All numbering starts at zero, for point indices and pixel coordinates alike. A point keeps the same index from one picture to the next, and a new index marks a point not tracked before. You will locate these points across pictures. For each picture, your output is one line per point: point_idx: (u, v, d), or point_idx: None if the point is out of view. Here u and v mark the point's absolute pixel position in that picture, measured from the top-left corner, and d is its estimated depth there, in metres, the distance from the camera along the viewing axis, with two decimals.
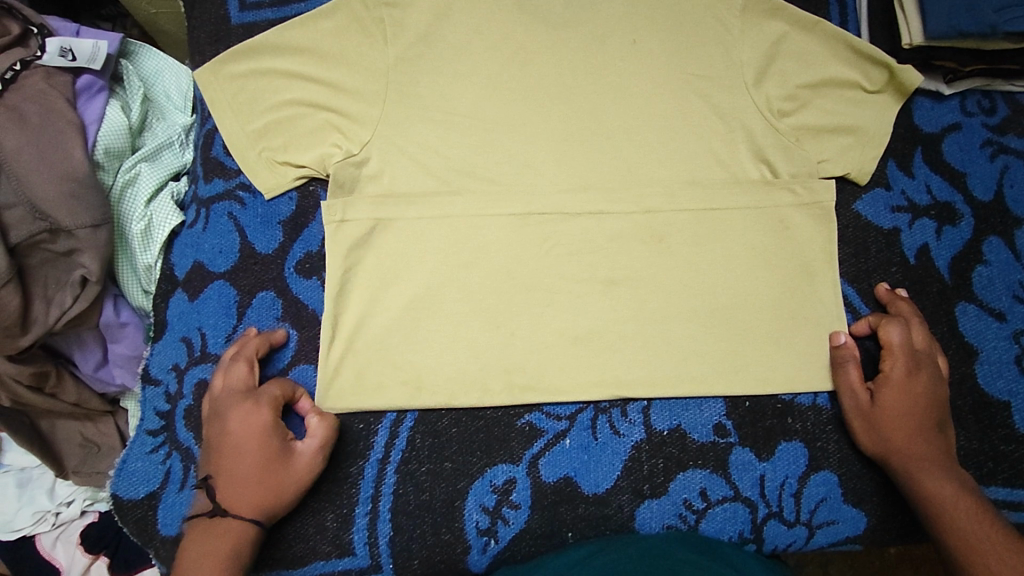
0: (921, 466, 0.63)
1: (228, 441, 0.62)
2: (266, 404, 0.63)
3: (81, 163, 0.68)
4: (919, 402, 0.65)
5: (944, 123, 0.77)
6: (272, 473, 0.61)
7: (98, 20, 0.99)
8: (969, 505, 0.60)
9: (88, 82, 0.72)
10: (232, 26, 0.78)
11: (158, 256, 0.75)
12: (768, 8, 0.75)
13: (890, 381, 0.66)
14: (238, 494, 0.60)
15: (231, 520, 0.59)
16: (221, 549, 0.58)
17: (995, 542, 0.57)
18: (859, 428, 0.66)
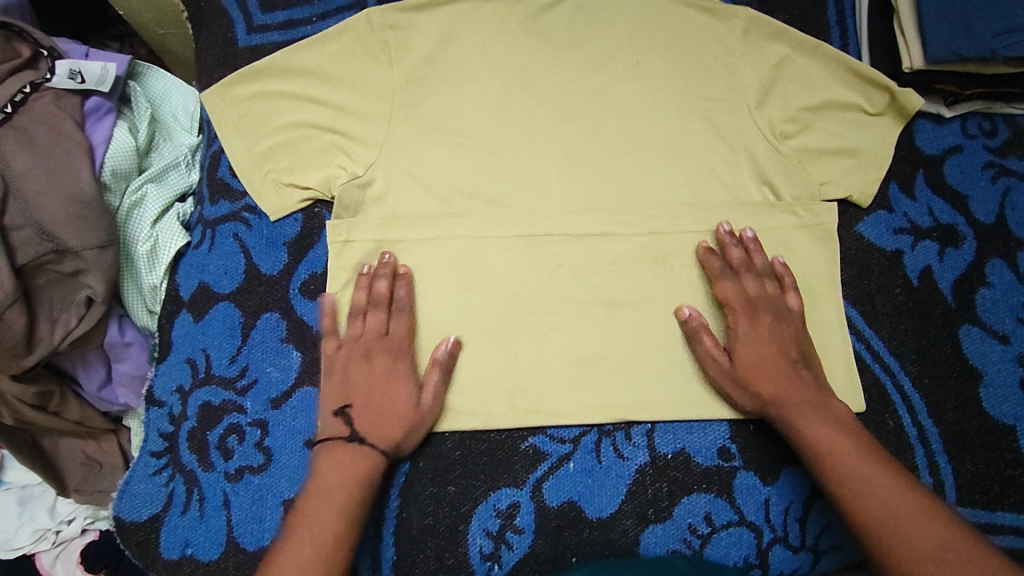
0: (793, 409, 0.64)
1: (368, 378, 0.65)
2: (407, 351, 0.67)
3: (89, 186, 0.68)
4: (773, 347, 0.67)
5: (946, 145, 0.77)
6: (409, 418, 0.65)
7: (106, 39, 1.03)
8: (864, 464, 0.59)
9: (97, 104, 0.73)
10: (239, 48, 0.79)
11: (164, 277, 0.75)
12: (769, 31, 0.77)
13: (738, 335, 0.67)
14: (375, 430, 0.64)
15: (366, 449, 0.63)
16: (359, 475, 0.62)
17: (860, 474, 0.59)
18: (731, 390, 0.67)
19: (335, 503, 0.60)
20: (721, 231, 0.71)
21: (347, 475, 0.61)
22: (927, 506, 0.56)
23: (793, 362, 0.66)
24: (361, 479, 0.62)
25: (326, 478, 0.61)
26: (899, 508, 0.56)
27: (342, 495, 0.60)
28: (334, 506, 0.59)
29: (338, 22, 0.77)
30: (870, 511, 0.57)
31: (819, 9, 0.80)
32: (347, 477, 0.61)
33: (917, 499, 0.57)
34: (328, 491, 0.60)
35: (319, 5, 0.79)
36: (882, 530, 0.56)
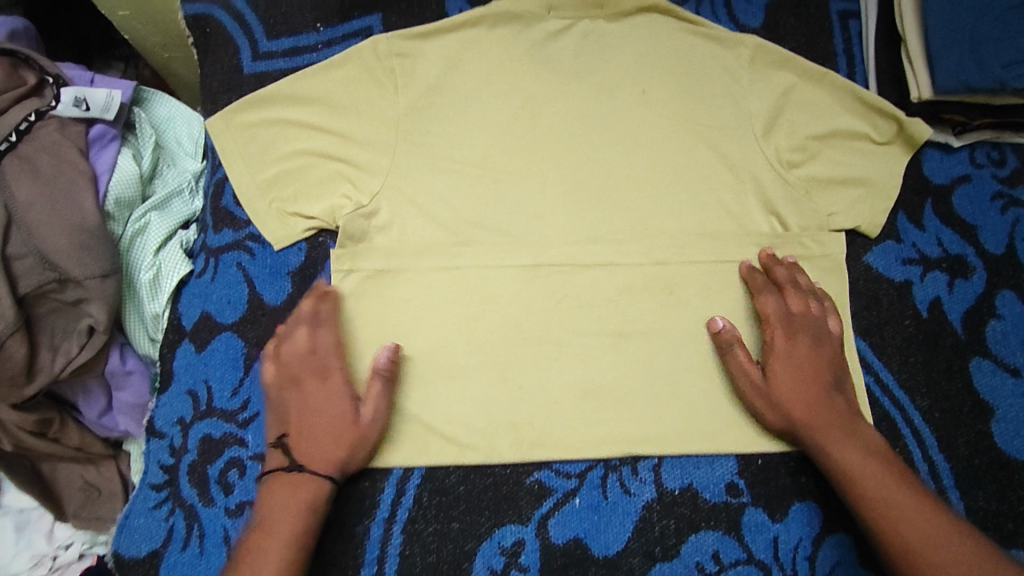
0: (826, 433, 0.64)
1: (298, 402, 0.64)
2: (336, 364, 0.66)
3: (93, 215, 0.68)
4: (811, 369, 0.66)
5: (954, 175, 0.77)
6: (347, 432, 0.64)
7: (110, 59, 1.04)
8: (896, 490, 0.60)
9: (101, 131, 0.73)
10: (244, 75, 0.79)
11: (167, 305, 0.74)
12: (776, 59, 0.76)
13: (775, 351, 0.67)
14: (311, 454, 0.62)
15: (307, 475, 0.62)
16: (300, 502, 0.61)
17: (899, 504, 0.59)
18: (762, 406, 0.66)
19: (279, 532, 0.59)
20: (767, 255, 0.72)
21: (288, 501, 0.61)
22: (960, 537, 0.57)
23: (828, 383, 0.66)
24: (306, 503, 0.61)
25: (270, 507, 0.61)
26: (933, 539, 0.57)
27: (286, 524, 0.60)
28: (279, 534, 0.59)
29: (343, 50, 0.77)
30: (902, 539, 0.58)
31: (826, 37, 0.80)
32: (289, 504, 0.61)
33: (951, 530, 0.57)
34: (269, 525, 0.60)
35: (324, 31, 0.79)
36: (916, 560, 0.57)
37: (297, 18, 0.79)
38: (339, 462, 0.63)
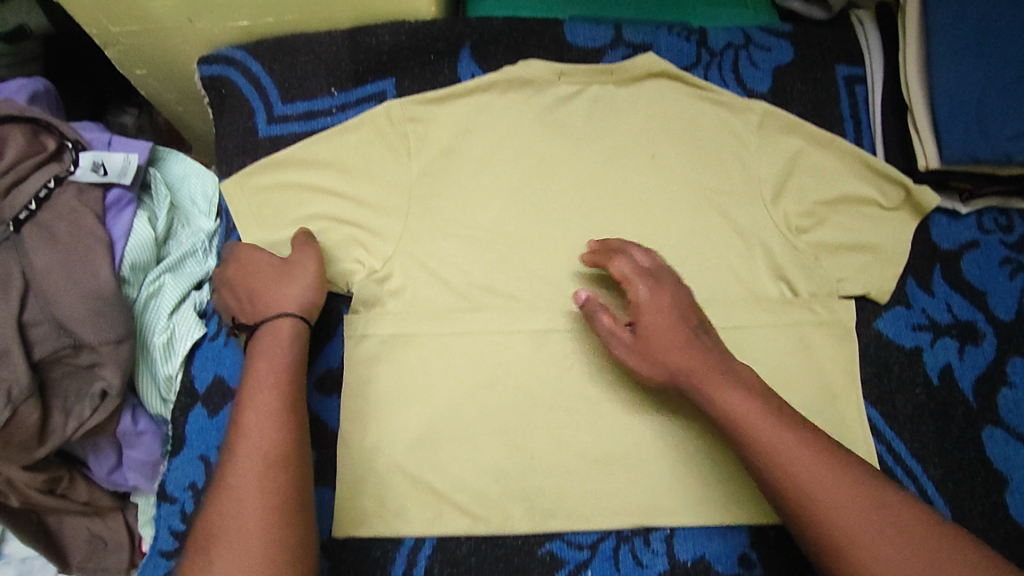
0: (706, 382, 0.59)
1: (238, 291, 0.69)
2: (249, 248, 0.71)
3: (109, 282, 0.68)
4: (665, 317, 0.63)
5: (962, 240, 0.77)
6: (280, 278, 0.68)
7: (125, 105, 1.07)
8: (780, 440, 0.56)
9: (118, 196, 0.74)
10: (259, 138, 0.80)
11: (180, 367, 0.75)
12: (783, 124, 0.77)
13: (641, 305, 0.63)
14: (268, 306, 0.67)
15: (277, 327, 0.65)
16: (279, 346, 0.64)
17: (794, 456, 0.55)
18: (639, 365, 0.63)
19: (261, 407, 0.59)
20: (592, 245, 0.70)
21: (262, 375, 0.61)
22: (855, 477, 0.54)
23: (695, 328, 0.63)
24: (278, 375, 0.61)
25: (246, 387, 0.61)
26: (826, 485, 0.53)
27: (274, 382, 0.61)
28: (261, 410, 0.59)
29: (358, 114, 0.79)
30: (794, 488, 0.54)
31: (832, 102, 0.81)
32: (261, 379, 0.61)
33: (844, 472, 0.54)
34: (261, 377, 0.61)
35: (339, 95, 0.81)
36: (812, 508, 0.53)
37: (312, 82, 0.80)
38: (297, 297, 0.67)
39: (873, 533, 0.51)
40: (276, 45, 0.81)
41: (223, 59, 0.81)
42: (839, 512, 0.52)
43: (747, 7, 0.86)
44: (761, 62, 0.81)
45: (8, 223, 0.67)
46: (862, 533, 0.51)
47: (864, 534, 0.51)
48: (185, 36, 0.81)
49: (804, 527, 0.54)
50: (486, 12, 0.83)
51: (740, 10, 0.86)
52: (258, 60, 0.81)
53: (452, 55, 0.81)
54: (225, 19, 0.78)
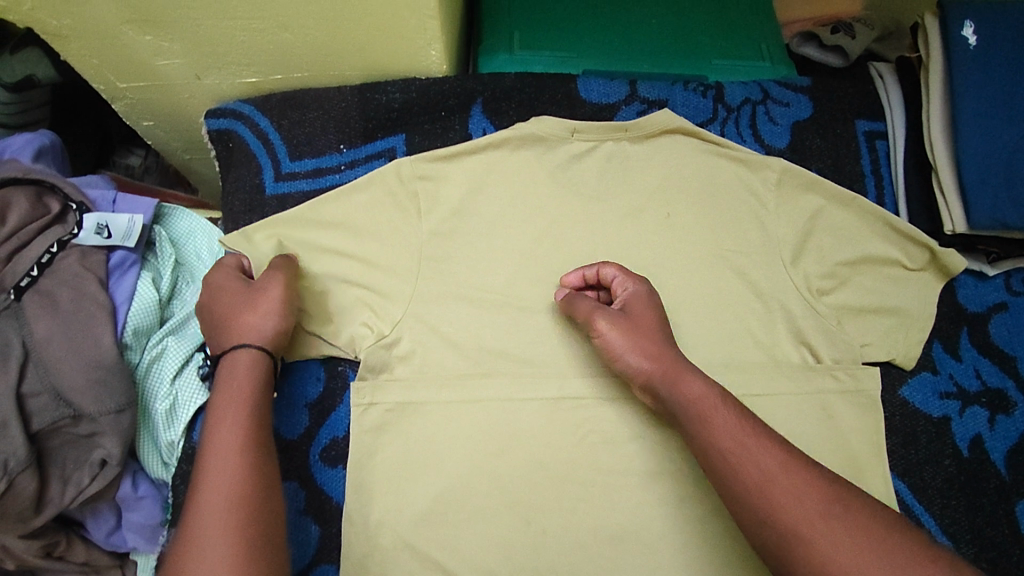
0: (677, 365, 0.60)
1: (208, 321, 0.67)
2: (222, 274, 0.69)
3: (110, 350, 0.67)
4: (651, 313, 0.64)
5: (990, 302, 0.75)
6: (246, 304, 0.66)
7: (132, 146, 1.06)
8: (746, 450, 0.52)
9: (121, 258, 0.72)
10: (266, 196, 0.79)
11: (183, 434, 0.72)
12: (803, 182, 0.75)
13: (631, 296, 0.66)
14: (230, 335, 0.64)
15: (241, 357, 0.62)
16: (239, 377, 0.61)
17: (754, 452, 0.52)
18: (620, 342, 0.62)
19: (224, 444, 0.56)
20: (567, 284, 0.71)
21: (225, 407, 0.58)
22: (832, 493, 0.49)
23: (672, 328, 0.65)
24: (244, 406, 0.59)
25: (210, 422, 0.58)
26: (796, 497, 0.49)
27: (236, 412, 0.58)
28: (224, 445, 0.56)
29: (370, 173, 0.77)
30: (764, 503, 0.49)
31: (851, 158, 0.80)
32: (225, 410, 0.58)
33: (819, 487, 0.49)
34: (221, 409, 0.58)
35: (347, 152, 0.79)
36: (783, 525, 0.48)
37: (321, 139, 0.79)
38: (259, 325, 0.64)
39: (855, 551, 0.45)
40: (285, 100, 0.80)
41: (230, 113, 0.80)
42: (815, 528, 0.47)
43: (763, 58, 0.84)
44: (779, 118, 0.81)
45: (10, 290, 0.66)
46: (843, 550, 0.46)
47: (848, 556, 0.45)
48: (192, 90, 0.80)
49: (775, 549, 0.48)
50: (497, 66, 0.82)
51: (756, 61, 0.84)
52: (267, 116, 0.80)
53: (463, 111, 0.80)
54: (232, 75, 0.77)
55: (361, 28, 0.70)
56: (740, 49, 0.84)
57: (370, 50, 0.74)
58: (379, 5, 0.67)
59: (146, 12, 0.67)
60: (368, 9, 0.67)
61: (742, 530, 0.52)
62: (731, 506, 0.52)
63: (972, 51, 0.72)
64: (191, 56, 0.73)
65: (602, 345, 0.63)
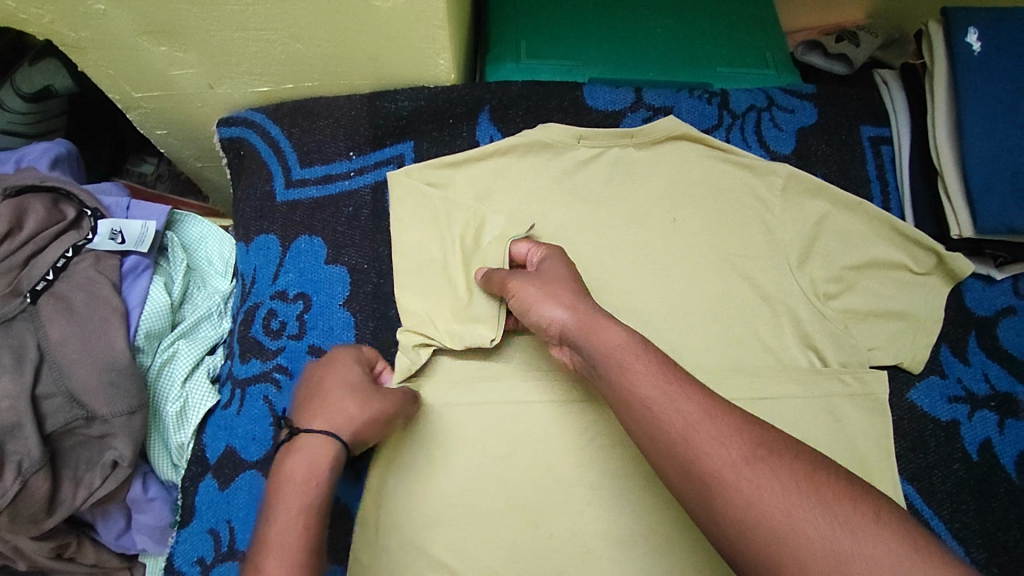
0: (586, 320, 0.58)
1: (318, 384, 0.61)
2: (352, 364, 0.64)
3: (123, 352, 0.67)
4: (565, 272, 0.65)
5: (999, 305, 0.75)
6: (354, 400, 0.60)
7: (143, 154, 1.07)
8: (669, 398, 0.50)
9: (135, 263, 0.74)
10: (276, 203, 0.80)
11: (192, 436, 0.72)
12: (809, 187, 0.76)
13: (544, 267, 0.66)
14: (331, 405, 0.58)
15: (323, 448, 0.55)
16: (309, 475, 0.53)
17: (676, 408, 0.49)
18: (535, 296, 0.62)
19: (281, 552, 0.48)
20: (480, 273, 0.69)
21: (280, 517, 0.50)
22: (756, 436, 0.47)
23: (583, 285, 0.64)
24: (304, 513, 0.51)
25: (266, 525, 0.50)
26: (717, 444, 0.46)
27: (294, 518, 0.50)
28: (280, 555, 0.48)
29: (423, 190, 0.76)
30: (686, 452, 0.47)
31: (857, 164, 0.80)
32: (281, 514, 0.50)
33: (743, 432, 0.47)
34: (285, 509, 0.51)
35: (357, 159, 0.80)
36: (705, 471, 0.46)
37: (331, 146, 0.80)
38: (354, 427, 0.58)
39: (786, 493, 0.43)
40: (295, 108, 0.81)
41: (241, 121, 0.82)
42: (740, 473, 0.45)
43: (768, 65, 0.85)
44: (784, 124, 0.81)
45: (25, 294, 0.67)
46: (773, 494, 0.43)
47: (798, 518, 0.42)
48: (205, 99, 0.81)
49: (699, 503, 0.46)
50: (505, 75, 0.83)
51: (761, 68, 0.85)
52: (277, 124, 0.81)
53: (471, 119, 0.81)
54: (244, 84, 0.79)
55: (370, 38, 0.72)
56: (745, 57, 0.85)
57: (379, 61, 0.76)
58: (388, 16, 0.68)
59: (161, 24, 0.69)
60: (377, 20, 0.69)
61: (674, 490, 0.49)
62: (657, 462, 0.50)
63: (975, 57, 0.72)
64: (204, 67, 0.75)
65: (517, 304, 0.63)
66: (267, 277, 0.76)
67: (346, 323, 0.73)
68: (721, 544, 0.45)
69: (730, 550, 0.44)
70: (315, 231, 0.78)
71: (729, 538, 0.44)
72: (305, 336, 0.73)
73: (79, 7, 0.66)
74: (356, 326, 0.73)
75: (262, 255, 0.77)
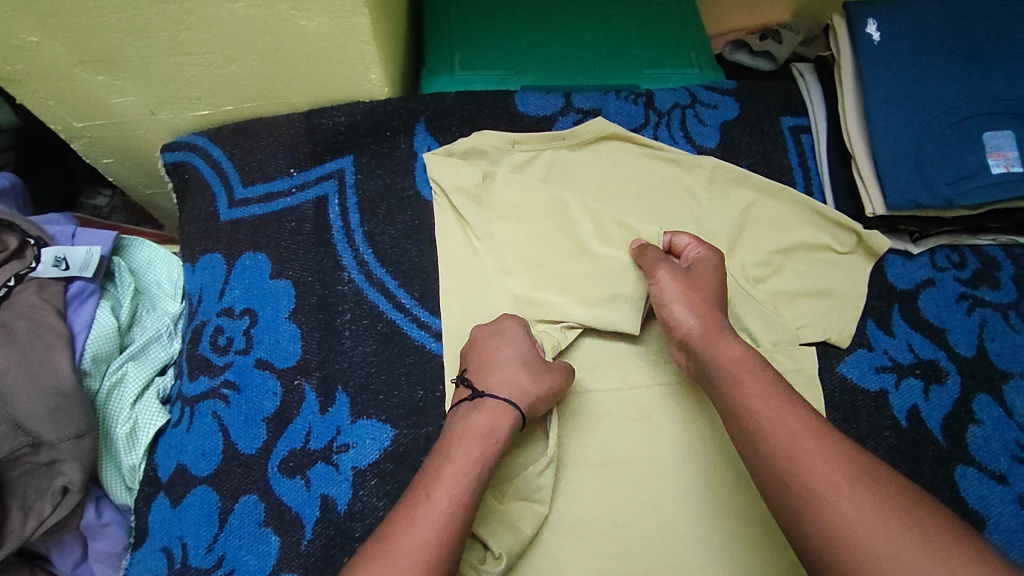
0: (713, 335, 0.65)
1: (493, 355, 0.66)
2: (523, 334, 0.68)
3: (68, 377, 0.68)
4: (711, 278, 0.69)
5: (918, 279, 0.79)
6: (529, 373, 0.65)
7: (97, 188, 1.08)
8: (775, 414, 0.57)
9: (80, 288, 0.74)
10: (220, 222, 0.81)
11: (144, 456, 0.73)
12: (734, 177, 0.80)
13: (695, 266, 0.70)
14: (510, 374, 0.64)
15: (501, 421, 0.62)
16: (479, 443, 0.60)
17: (787, 423, 0.56)
18: (675, 293, 0.68)
19: (438, 507, 0.55)
20: (635, 243, 0.74)
21: (453, 469, 0.58)
22: (855, 461, 0.53)
23: (723, 298, 0.69)
24: (467, 475, 0.58)
25: (433, 480, 0.57)
26: (825, 464, 0.53)
27: (460, 478, 0.57)
28: (437, 508, 0.55)
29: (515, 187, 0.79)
30: (787, 464, 0.54)
31: (779, 153, 0.84)
32: (453, 470, 0.58)
33: (847, 457, 0.53)
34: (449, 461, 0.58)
35: (298, 176, 0.82)
36: (808, 486, 0.52)
37: (272, 165, 0.82)
38: (527, 400, 0.63)
39: (875, 520, 0.49)
40: (236, 130, 0.83)
41: (185, 146, 0.83)
42: (840, 492, 0.51)
43: (692, 64, 0.89)
44: (707, 119, 0.85)
45: None
46: (865, 515, 0.49)
47: (882, 542, 0.48)
48: (148, 126, 0.83)
49: (791, 507, 0.53)
50: (439, 87, 0.86)
51: (685, 68, 0.88)
52: (219, 146, 0.83)
53: (408, 130, 0.83)
54: (186, 109, 0.81)
55: (303, 57, 0.74)
56: (670, 58, 0.89)
57: (313, 79, 0.78)
58: (317, 35, 0.71)
59: (98, 53, 0.71)
60: (306, 39, 0.71)
61: (764, 490, 0.56)
62: (754, 466, 0.57)
63: (875, 47, 0.77)
64: (144, 94, 0.77)
65: (656, 291, 0.70)
66: (214, 295, 0.77)
67: (293, 335, 0.74)
68: (800, 543, 0.52)
69: (805, 548, 0.51)
70: (259, 247, 0.79)
71: (810, 539, 0.51)
72: (251, 350, 0.74)
73: (13, 40, 0.68)
74: (302, 338, 0.74)
75: (207, 274, 0.78)
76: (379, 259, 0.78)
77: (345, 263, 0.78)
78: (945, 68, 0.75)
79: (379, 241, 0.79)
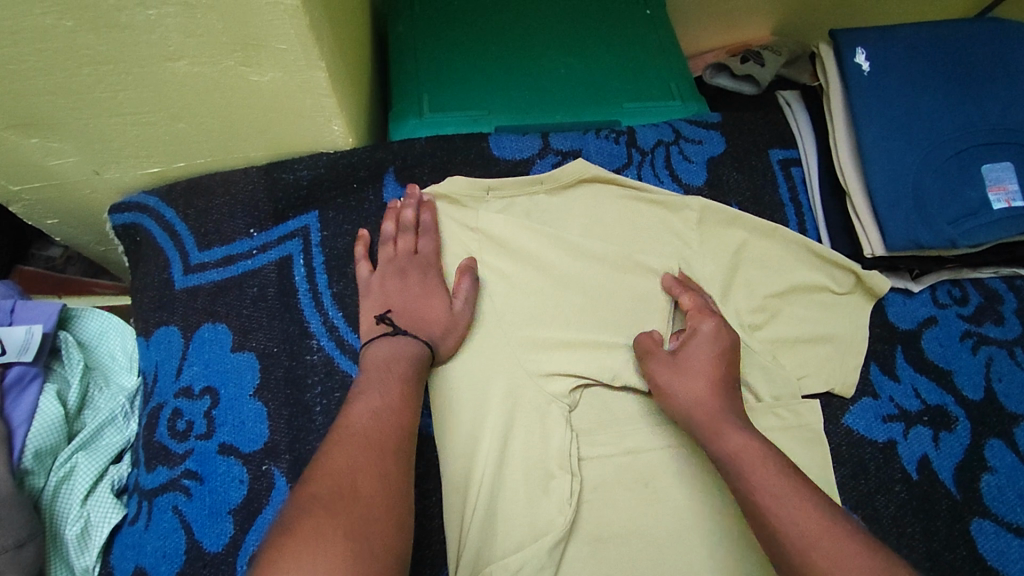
0: (714, 421, 0.60)
1: (402, 295, 0.69)
2: (429, 269, 0.71)
3: (6, 480, 0.61)
4: (708, 359, 0.65)
5: (920, 317, 0.75)
6: (436, 315, 0.67)
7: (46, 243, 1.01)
8: (789, 505, 0.53)
9: (19, 373, 0.67)
10: (175, 290, 0.74)
11: (99, 557, 0.66)
12: (725, 217, 0.75)
13: (691, 339, 0.66)
14: (419, 323, 0.67)
15: (416, 363, 0.64)
16: (406, 354, 0.64)
17: (802, 517, 0.52)
18: (669, 385, 0.64)
19: (384, 384, 0.61)
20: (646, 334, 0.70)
21: (383, 362, 0.64)
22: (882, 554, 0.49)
23: (729, 374, 0.64)
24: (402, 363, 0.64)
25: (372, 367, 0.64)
26: (844, 562, 0.48)
27: (399, 361, 0.64)
28: (383, 383, 0.61)
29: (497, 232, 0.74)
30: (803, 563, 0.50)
31: (768, 190, 0.81)
32: (391, 362, 0.64)
33: (868, 555, 0.49)
34: (383, 368, 0.63)
35: (259, 235, 0.76)
36: None
37: (229, 225, 0.76)
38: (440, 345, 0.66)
39: None
40: (189, 187, 0.76)
41: (135, 206, 0.77)
42: None
43: (673, 96, 0.84)
44: (693, 156, 0.81)
45: None
46: None
47: None
48: (94, 185, 0.76)
49: None
50: (408, 131, 0.81)
51: (666, 100, 0.84)
52: (171, 206, 0.76)
53: (376, 180, 0.78)
54: (133, 167, 0.74)
55: (259, 112, 0.69)
56: (650, 90, 0.84)
57: (271, 131, 0.72)
58: (271, 89, 0.65)
59: (29, 116, 0.64)
60: (260, 93, 0.65)
61: None
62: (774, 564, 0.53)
63: (866, 78, 0.73)
64: (85, 154, 0.71)
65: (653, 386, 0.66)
66: (171, 372, 0.71)
67: (259, 414, 0.68)
68: None
69: None
70: (218, 316, 0.73)
71: None
72: (214, 434, 0.68)
73: None
74: (269, 417, 0.68)
75: (163, 349, 0.72)
76: (350, 323, 0.73)
77: (314, 329, 0.72)
78: (937, 98, 0.72)
79: (349, 303, 0.74)
